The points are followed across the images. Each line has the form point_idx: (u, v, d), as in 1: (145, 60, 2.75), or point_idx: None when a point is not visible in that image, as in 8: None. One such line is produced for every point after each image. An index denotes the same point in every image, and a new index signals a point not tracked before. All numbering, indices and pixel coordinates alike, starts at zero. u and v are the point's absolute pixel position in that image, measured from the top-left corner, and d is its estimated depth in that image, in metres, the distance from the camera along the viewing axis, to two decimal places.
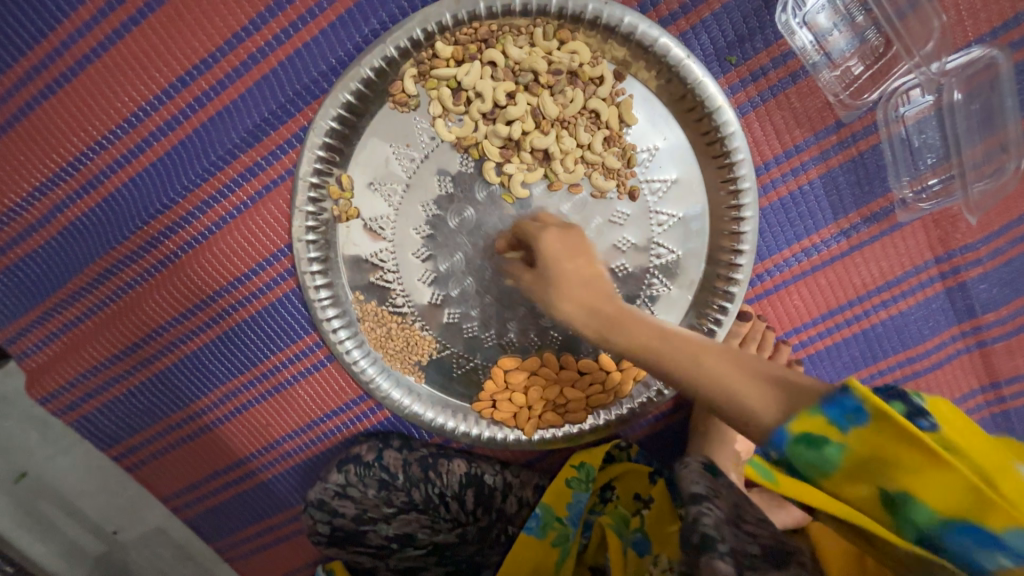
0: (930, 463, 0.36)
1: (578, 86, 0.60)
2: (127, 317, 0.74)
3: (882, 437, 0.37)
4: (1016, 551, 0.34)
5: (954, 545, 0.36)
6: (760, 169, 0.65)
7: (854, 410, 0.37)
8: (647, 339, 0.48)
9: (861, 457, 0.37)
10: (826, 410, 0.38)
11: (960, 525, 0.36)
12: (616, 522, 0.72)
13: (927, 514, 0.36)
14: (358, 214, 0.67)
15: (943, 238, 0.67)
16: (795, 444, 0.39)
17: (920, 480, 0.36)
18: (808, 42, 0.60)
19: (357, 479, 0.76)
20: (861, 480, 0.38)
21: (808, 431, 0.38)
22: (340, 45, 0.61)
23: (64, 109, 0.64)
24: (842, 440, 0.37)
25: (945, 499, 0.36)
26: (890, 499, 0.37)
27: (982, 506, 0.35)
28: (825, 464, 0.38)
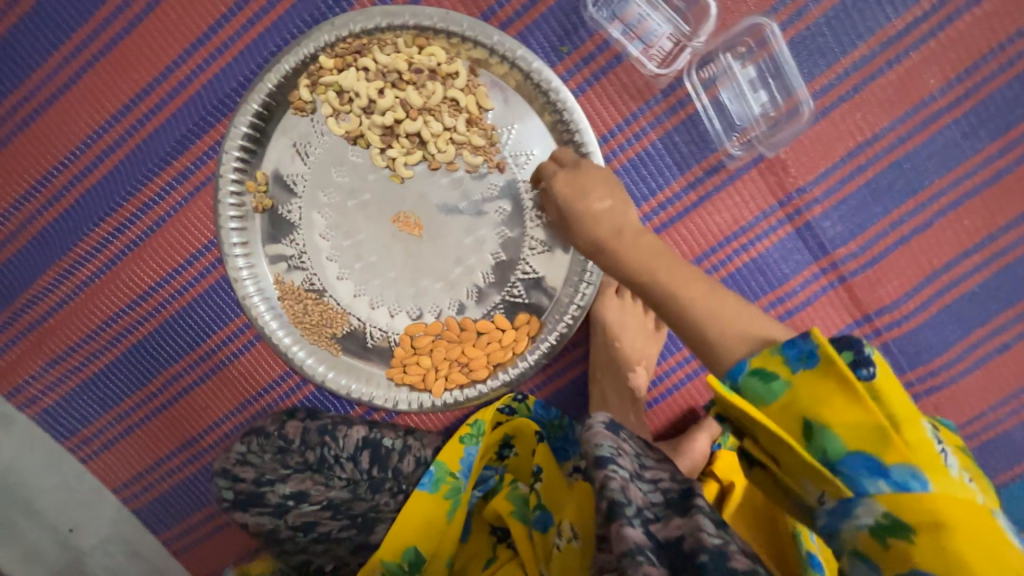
0: (845, 399, 0.44)
1: (438, 81, 0.73)
2: (82, 312, 0.85)
3: (821, 378, 0.44)
4: (900, 482, 0.43)
5: (851, 471, 0.44)
6: (606, 137, 0.76)
7: (807, 353, 0.44)
8: (658, 262, 0.57)
9: (799, 392, 0.45)
10: (785, 351, 0.46)
11: (861, 458, 0.44)
12: (518, 505, 0.76)
13: (839, 447, 0.44)
14: (272, 204, 0.79)
15: (779, 183, 0.76)
16: (749, 374, 0.47)
17: (837, 411, 0.44)
18: (619, 29, 0.73)
19: (258, 446, 0.83)
20: (794, 412, 0.45)
21: (765, 366, 0.46)
22: (249, 67, 0.76)
23: (35, 138, 0.80)
24: (788, 375, 0.45)
25: (856, 435, 0.44)
26: (808, 426, 0.45)
27: (881, 442, 0.43)
28: (767, 395, 0.46)
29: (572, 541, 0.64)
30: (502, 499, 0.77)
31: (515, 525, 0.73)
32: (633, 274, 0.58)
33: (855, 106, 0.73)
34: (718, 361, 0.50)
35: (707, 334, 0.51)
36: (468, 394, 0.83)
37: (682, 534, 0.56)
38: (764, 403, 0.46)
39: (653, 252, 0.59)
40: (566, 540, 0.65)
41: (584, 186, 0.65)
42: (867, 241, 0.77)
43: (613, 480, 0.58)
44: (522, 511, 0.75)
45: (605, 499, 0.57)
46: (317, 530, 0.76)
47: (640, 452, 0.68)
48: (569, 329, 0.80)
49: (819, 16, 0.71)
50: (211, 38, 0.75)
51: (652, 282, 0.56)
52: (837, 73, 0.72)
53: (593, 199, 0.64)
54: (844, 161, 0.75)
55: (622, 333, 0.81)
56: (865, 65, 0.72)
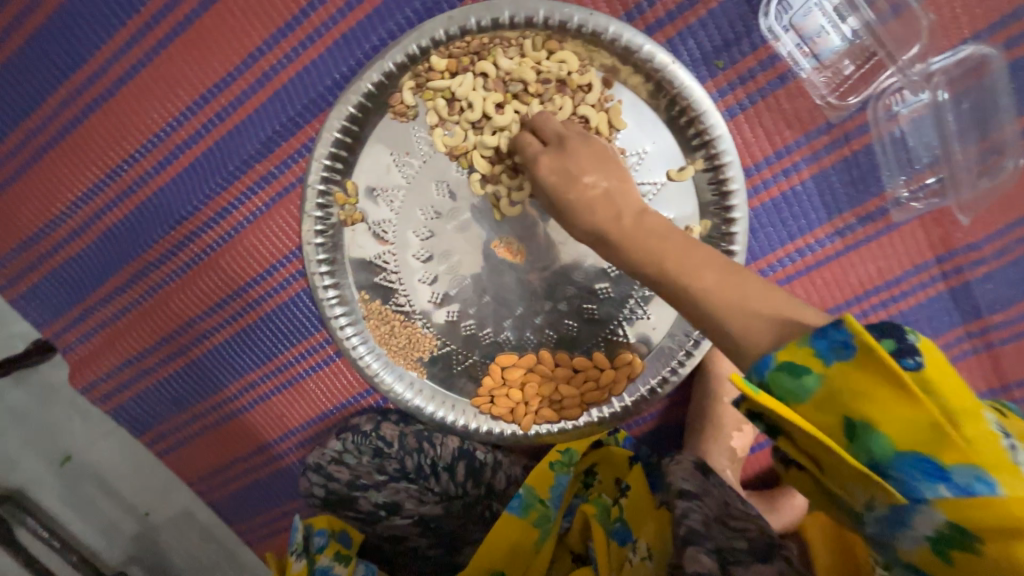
0: (894, 393, 0.34)
1: (567, 94, 0.62)
2: (157, 314, 0.81)
3: (866, 370, 0.34)
4: (963, 485, 0.34)
5: (903, 476, 0.35)
6: (750, 170, 0.65)
7: (842, 343, 0.35)
8: (665, 242, 0.45)
9: (839, 386, 0.35)
10: (815, 342, 0.35)
11: (914, 458, 0.34)
12: (601, 512, 0.76)
13: (888, 448, 0.35)
14: (362, 219, 0.71)
15: (944, 238, 0.66)
16: (777, 371, 0.36)
17: (883, 408, 0.34)
18: (794, 46, 0.61)
19: (354, 445, 0.80)
20: (833, 410, 0.36)
21: (794, 360, 0.36)
22: (344, 60, 0.65)
23: (102, 126, 0.71)
24: (824, 371, 0.35)
25: (909, 433, 0.34)
26: (850, 426, 0.35)
27: (937, 441, 0.34)
28: (801, 393, 0.36)
29: (647, 560, 0.66)
30: (587, 506, 0.78)
31: (596, 532, 0.74)
32: (640, 259, 0.46)
33: None
34: (741, 357, 0.39)
35: (725, 325, 0.40)
36: (556, 429, 0.79)
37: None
38: (799, 402, 0.36)
39: (658, 230, 0.47)
40: (639, 557, 0.67)
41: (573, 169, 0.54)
42: None
43: (694, 512, 0.61)
44: (603, 520, 0.76)
45: (682, 525, 0.60)
46: (403, 541, 0.80)
47: (730, 500, 0.66)
48: (679, 378, 0.74)
49: None
50: (303, 24, 0.65)
51: (658, 273, 0.44)
52: None
53: (587, 181, 0.53)
54: None
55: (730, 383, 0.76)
56: None
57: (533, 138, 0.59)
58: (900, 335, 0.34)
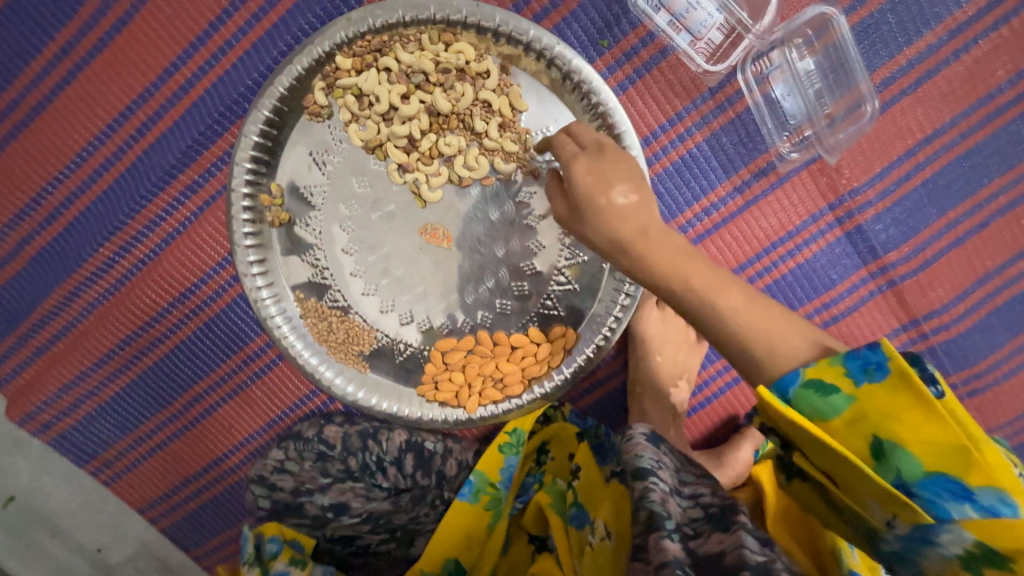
0: (921, 414, 0.39)
1: (467, 81, 0.67)
2: (93, 334, 0.80)
3: (893, 394, 0.40)
4: (987, 506, 0.38)
5: (928, 494, 0.40)
6: (649, 139, 0.70)
7: (875, 365, 0.40)
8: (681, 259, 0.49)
9: (869, 409, 0.40)
10: (848, 361, 0.40)
11: (938, 477, 0.40)
12: (556, 500, 0.77)
13: (914, 466, 0.40)
14: (289, 217, 0.73)
15: (831, 186, 0.71)
16: (805, 388, 0.41)
17: (911, 427, 0.39)
18: (666, 22, 0.67)
19: (298, 451, 0.80)
20: (863, 430, 0.41)
21: (824, 378, 0.41)
22: (257, 68, 0.69)
23: (25, 151, 0.73)
24: (854, 391, 0.40)
25: (935, 454, 0.39)
26: (880, 446, 0.40)
27: (962, 461, 0.39)
28: (830, 412, 0.41)
29: (606, 540, 0.63)
30: (542, 495, 0.78)
31: (554, 521, 0.74)
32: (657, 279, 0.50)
33: (916, 101, 0.68)
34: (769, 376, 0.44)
35: (751, 349, 0.44)
36: (501, 409, 0.80)
37: (722, 550, 0.54)
38: (828, 421, 0.41)
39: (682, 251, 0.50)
40: (598, 538, 0.64)
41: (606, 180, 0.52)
42: (919, 245, 0.74)
43: (653, 491, 0.58)
44: (558, 506, 0.76)
45: (644, 509, 0.57)
46: (355, 541, 0.80)
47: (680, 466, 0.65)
48: (610, 343, 0.77)
49: (882, 2, 0.66)
50: (214, 38, 0.68)
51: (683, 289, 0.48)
52: (899, 65, 0.67)
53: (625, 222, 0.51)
54: (901, 160, 0.70)
55: (663, 345, 0.79)
56: (931, 55, 0.67)
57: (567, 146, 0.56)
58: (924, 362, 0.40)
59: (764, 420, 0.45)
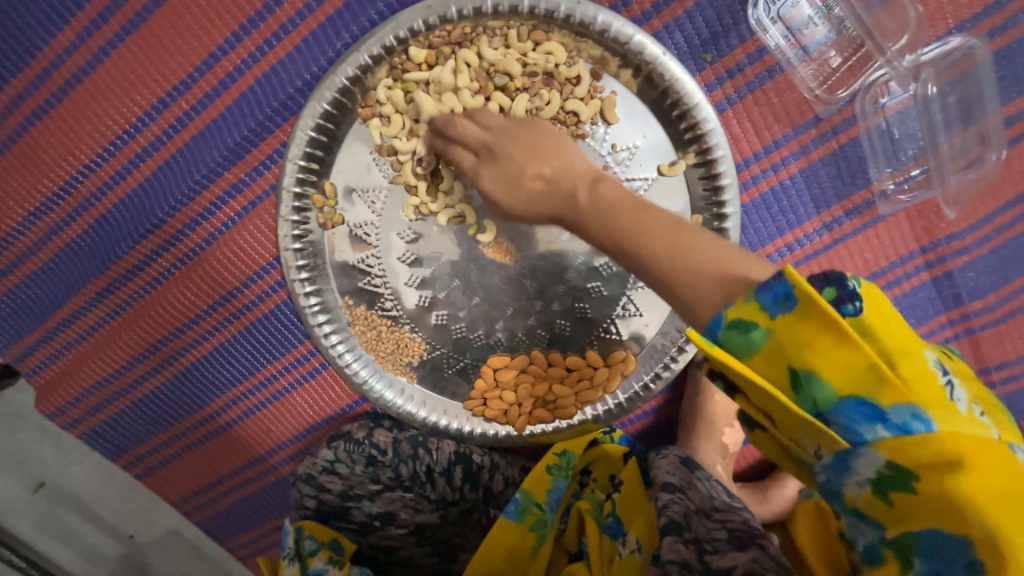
0: (833, 339, 0.34)
1: (555, 87, 0.59)
2: (127, 331, 0.77)
3: (806, 321, 0.34)
4: (899, 424, 0.34)
5: (846, 421, 0.35)
6: (740, 166, 0.65)
7: (785, 295, 0.34)
8: (617, 208, 0.43)
9: (784, 341, 0.35)
10: (760, 297, 0.35)
11: (853, 403, 0.34)
12: (594, 507, 0.75)
13: (828, 394, 0.35)
14: (343, 221, 0.68)
15: (928, 229, 0.67)
16: (727, 329, 0.36)
17: (824, 354, 0.34)
18: (782, 37, 0.60)
19: (346, 456, 0.78)
20: (780, 362, 0.35)
21: (742, 316, 0.35)
22: (314, 59, 0.62)
23: (51, 134, 0.66)
24: (770, 324, 0.35)
25: (848, 377, 0.34)
26: (795, 375, 0.35)
27: (874, 381, 0.34)
28: (747, 349, 0.36)
29: (635, 551, 0.65)
30: (581, 502, 0.76)
31: (591, 529, 0.72)
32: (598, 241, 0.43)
33: None
34: (689, 319, 0.38)
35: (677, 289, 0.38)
36: (551, 429, 0.78)
37: (734, 565, 0.53)
38: (744, 359, 0.36)
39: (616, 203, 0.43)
40: (628, 549, 0.65)
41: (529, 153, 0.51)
42: (1007, 294, 0.70)
43: (676, 503, 0.63)
44: (596, 515, 0.74)
45: (664, 515, 0.61)
46: (398, 550, 0.80)
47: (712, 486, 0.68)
48: (671, 375, 0.74)
49: None
50: (268, 20, 0.61)
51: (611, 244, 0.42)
52: None
53: (529, 174, 0.50)
54: (1007, 206, 0.65)
55: None
56: None
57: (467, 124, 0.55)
58: (840, 281, 0.35)
59: (708, 370, 0.40)
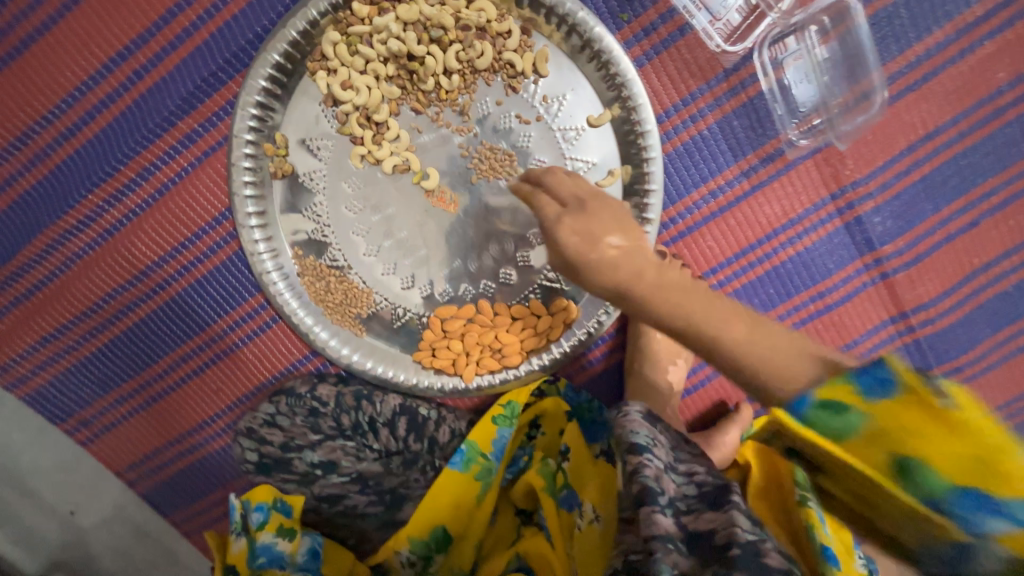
0: (943, 429, 0.33)
1: (487, 40, 0.65)
2: (77, 285, 0.78)
3: (910, 409, 0.34)
4: (1019, 517, 0.33)
5: (961, 509, 0.34)
6: (662, 117, 0.70)
7: (884, 380, 0.34)
8: (706, 301, 0.40)
9: (887, 429, 0.35)
10: (858, 379, 0.34)
11: (969, 492, 0.33)
12: (548, 482, 0.73)
13: (946, 487, 0.34)
14: (292, 169, 0.71)
15: (835, 176, 0.73)
16: (818, 410, 0.35)
17: (937, 444, 0.33)
18: (688, 0, 0.67)
19: (286, 410, 0.80)
20: (880, 447, 0.35)
21: (833, 397, 0.35)
22: (265, 16, 0.67)
23: (11, 85, 0.69)
24: (866, 407, 0.35)
25: (969, 474, 0.33)
26: (902, 465, 0.35)
27: (991, 473, 0.33)
28: (846, 431, 0.35)
29: (595, 522, 0.63)
30: (532, 475, 0.75)
31: (546, 503, 0.71)
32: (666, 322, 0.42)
33: (919, 97, 0.70)
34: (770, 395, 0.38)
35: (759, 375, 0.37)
36: (498, 379, 0.80)
37: (714, 529, 0.51)
38: (840, 446, 0.36)
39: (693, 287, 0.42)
40: (587, 521, 0.64)
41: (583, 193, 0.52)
42: (914, 239, 0.76)
43: (647, 467, 0.53)
44: (550, 488, 0.73)
45: (636, 483, 0.52)
46: (342, 501, 0.77)
47: (676, 442, 0.60)
48: (608, 322, 0.77)
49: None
50: None
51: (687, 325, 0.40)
52: (908, 60, 0.69)
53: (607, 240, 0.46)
54: (902, 154, 0.72)
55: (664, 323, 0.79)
56: (938, 52, 0.68)
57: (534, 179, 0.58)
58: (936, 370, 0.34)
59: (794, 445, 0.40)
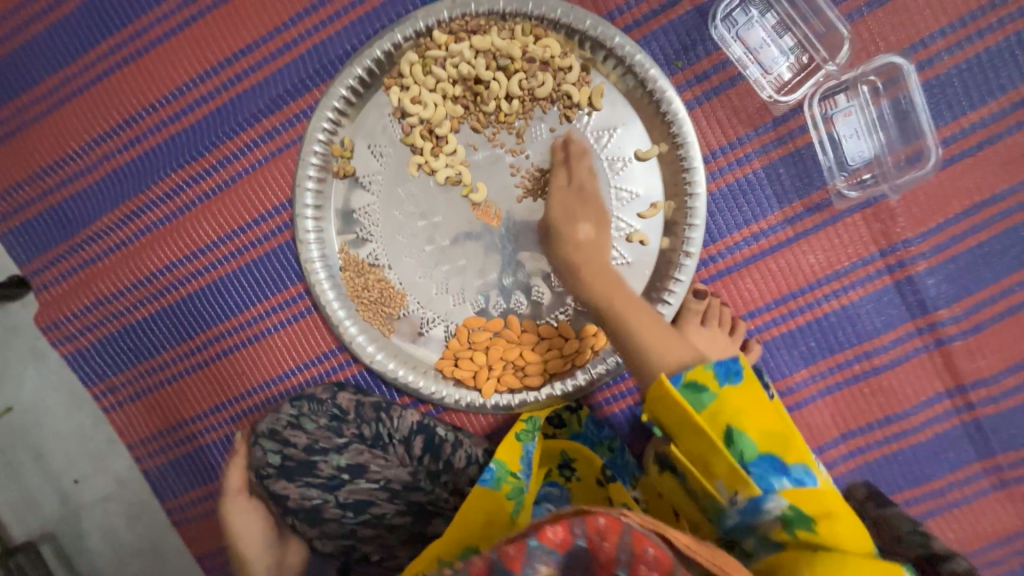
0: (758, 409, 0.56)
1: (549, 72, 0.71)
2: (140, 256, 0.84)
3: (745, 395, 0.56)
4: (797, 478, 0.53)
5: (760, 471, 0.53)
6: (708, 157, 0.73)
7: (734, 373, 0.56)
8: (623, 300, 0.62)
9: (727, 406, 0.55)
10: (716, 367, 0.56)
11: (768, 458, 0.54)
12: None
13: (751, 449, 0.54)
14: (354, 171, 0.76)
15: (884, 232, 0.72)
16: (685, 386, 0.55)
17: (755, 422, 0.55)
18: (743, 53, 0.71)
19: (311, 412, 0.78)
20: (718, 421, 0.55)
21: (698, 378, 0.56)
22: (356, 37, 0.76)
23: (134, 77, 0.80)
24: (717, 389, 0.55)
25: (765, 440, 0.54)
26: (730, 432, 0.54)
27: (780, 444, 0.54)
28: (699, 404, 0.55)
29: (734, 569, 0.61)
30: None
31: None
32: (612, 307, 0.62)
33: (975, 164, 0.69)
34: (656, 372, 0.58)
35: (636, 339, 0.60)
36: (517, 400, 0.78)
37: None
38: (698, 413, 0.55)
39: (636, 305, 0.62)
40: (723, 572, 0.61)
41: (573, 211, 0.69)
42: (971, 307, 0.72)
43: None
44: None
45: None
46: (368, 510, 0.74)
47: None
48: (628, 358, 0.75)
49: (950, 66, 0.68)
50: (326, 7, 0.76)
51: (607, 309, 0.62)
52: (962, 127, 0.69)
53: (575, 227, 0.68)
54: (956, 218, 0.71)
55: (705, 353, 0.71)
56: (994, 122, 0.69)
57: (562, 175, 0.72)
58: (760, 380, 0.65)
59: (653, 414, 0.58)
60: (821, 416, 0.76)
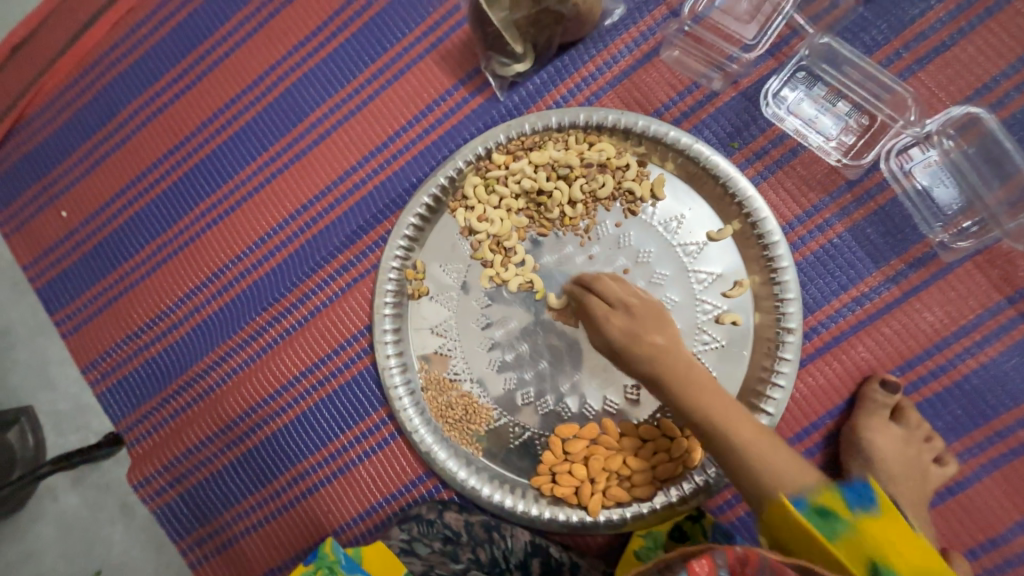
0: (904, 541, 0.51)
1: (608, 174, 0.73)
2: (226, 400, 0.85)
3: (887, 526, 0.52)
4: None
5: None
6: (786, 228, 0.70)
7: (866, 498, 0.54)
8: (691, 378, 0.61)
9: (867, 537, 0.52)
10: (847, 493, 0.55)
11: None
12: None
13: None
14: (428, 291, 0.78)
15: (1007, 278, 0.66)
16: (812, 512, 0.53)
17: (899, 559, 0.50)
18: (799, 125, 0.71)
19: (422, 534, 0.70)
20: (859, 556, 0.51)
21: (825, 502, 0.54)
22: (419, 170, 0.81)
23: (221, 234, 0.88)
24: (849, 518, 0.53)
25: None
26: (874, 569, 0.50)
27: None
28: (834, 535, 0.52)
29: None
30: None
31: None
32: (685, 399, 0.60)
33: None
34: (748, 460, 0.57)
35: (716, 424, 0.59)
36: (630, 514, 0.71)
37: None
38: (833, 544, 0.51)
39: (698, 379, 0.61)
40: None
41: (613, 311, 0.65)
42: None
43: None
44: None
45: None
46: None
47: None
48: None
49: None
50: (389, 147, 0.82)
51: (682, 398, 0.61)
52: None
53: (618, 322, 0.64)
54: None
55: (879, 431, 0.65)
56: None
57: (597, 299, 0.67)
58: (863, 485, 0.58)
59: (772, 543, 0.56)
60: (992, 496, 0.65)
